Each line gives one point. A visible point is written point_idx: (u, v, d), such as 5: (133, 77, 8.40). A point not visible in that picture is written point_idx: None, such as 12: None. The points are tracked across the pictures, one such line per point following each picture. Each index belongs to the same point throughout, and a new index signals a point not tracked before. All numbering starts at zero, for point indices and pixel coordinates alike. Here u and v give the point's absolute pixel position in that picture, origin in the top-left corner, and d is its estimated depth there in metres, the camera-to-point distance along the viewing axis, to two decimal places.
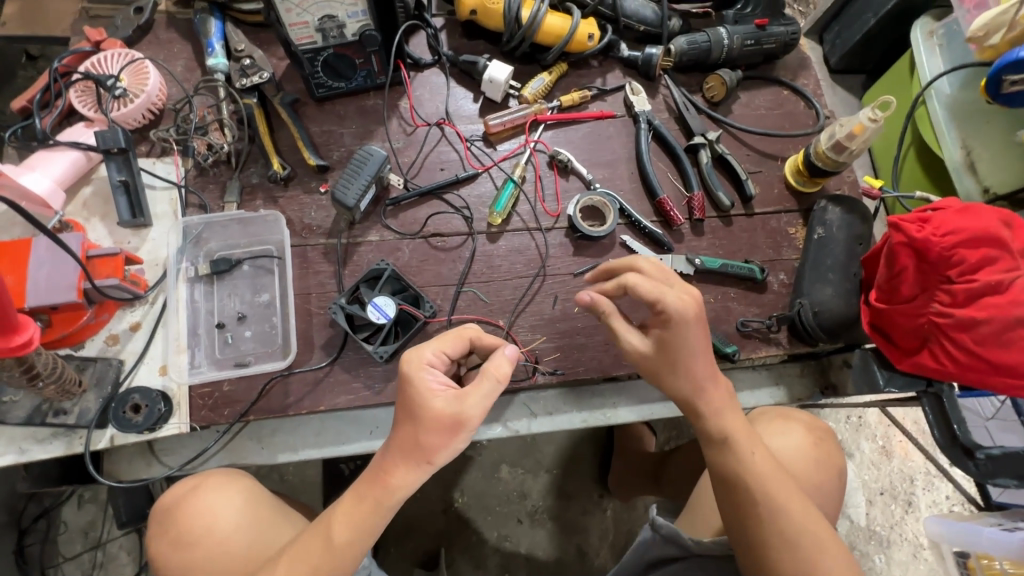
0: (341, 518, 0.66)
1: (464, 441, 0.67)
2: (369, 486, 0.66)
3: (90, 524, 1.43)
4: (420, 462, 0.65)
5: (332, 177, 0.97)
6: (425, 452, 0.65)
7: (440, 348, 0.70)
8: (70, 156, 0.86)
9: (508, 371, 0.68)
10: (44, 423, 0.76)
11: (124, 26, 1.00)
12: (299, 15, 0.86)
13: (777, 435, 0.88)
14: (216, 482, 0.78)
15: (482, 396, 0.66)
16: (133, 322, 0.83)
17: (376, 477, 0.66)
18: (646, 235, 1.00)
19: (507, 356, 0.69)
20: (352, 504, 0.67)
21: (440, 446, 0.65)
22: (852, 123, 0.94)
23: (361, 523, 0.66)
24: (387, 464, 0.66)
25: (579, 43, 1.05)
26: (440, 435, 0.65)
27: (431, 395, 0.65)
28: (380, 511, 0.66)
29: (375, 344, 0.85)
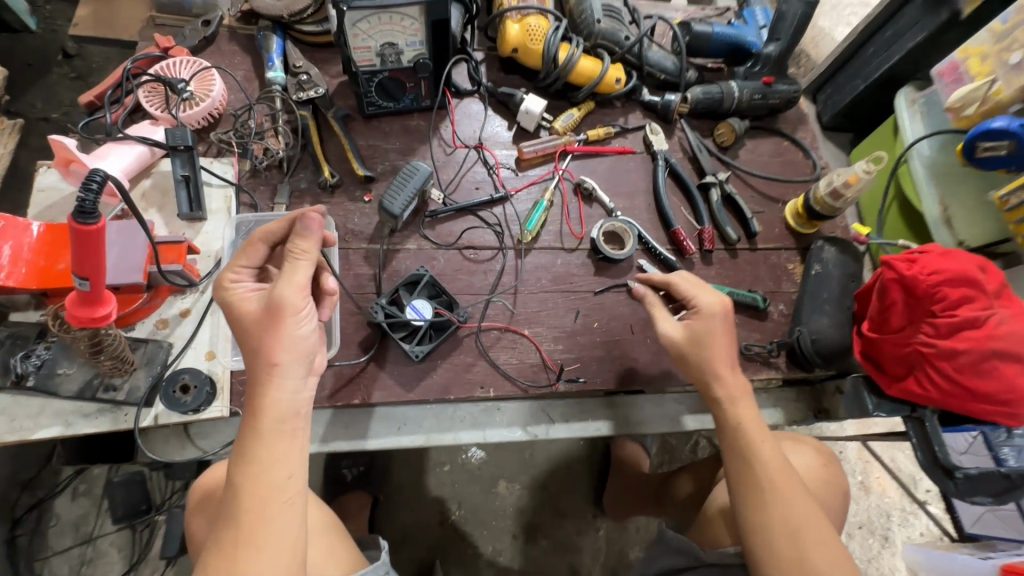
0: (238, 467, 0.64)
1: (299, 324, 0.68)
2: (259, 428, 0.65)
3: (83, 517, 1.42)
4: (270, 368, 0.66)
5: (376, 188, 1.04)
6: (265, 357, 0.66)
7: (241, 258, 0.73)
8: (136, 149, 0.92)
9: (312, 244, 0.69)
10: (93, 398, 0.79)
11: (191, 35, 1.08)
12: (364, 40, 0.95)
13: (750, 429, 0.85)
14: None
15: (295, 273, 0.68)
16: (183, 309, 0.88)
17: (252, 419, 0.66)
18: (660, 261, 1.09)
19: (309, 232, 0.68)
20: (242, 457, 0.64)
21: (273, 342, 0.66)
22: (848, 173, 1.04)
23: (267, 458, 0.65)
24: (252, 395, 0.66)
25: (608, 85, 1.16)
26: (268, 331, 0.66)
27: (243, 301, 0.70)
28: (278, 437, 0.66)
29: (411, 344, 0.92)
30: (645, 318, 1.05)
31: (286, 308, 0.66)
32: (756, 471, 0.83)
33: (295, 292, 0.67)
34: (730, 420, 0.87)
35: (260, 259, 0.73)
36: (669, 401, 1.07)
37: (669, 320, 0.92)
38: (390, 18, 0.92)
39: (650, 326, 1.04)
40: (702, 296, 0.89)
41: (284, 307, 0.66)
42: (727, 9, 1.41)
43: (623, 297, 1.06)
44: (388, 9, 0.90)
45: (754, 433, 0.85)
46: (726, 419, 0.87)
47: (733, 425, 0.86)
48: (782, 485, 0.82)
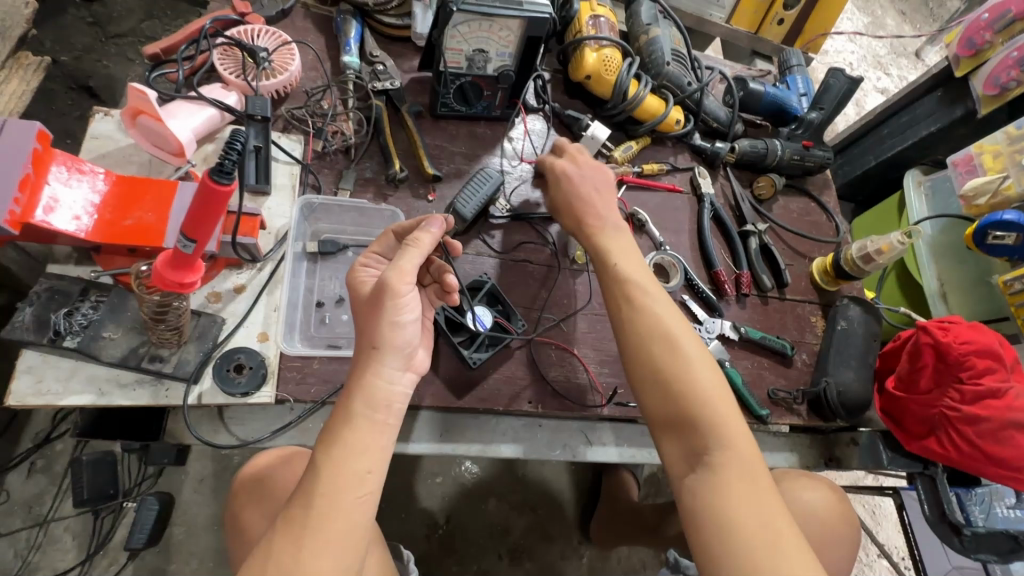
0: (324, 448, 0.62)
1: (401, 312, 0.66)
2: (356, 416, 0.63)
3: (38, 497, 1.28)
4: (369, 351, 0.66)
5: (441, 188, 1.02)
6: (367, 340, 0.66)
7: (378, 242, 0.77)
8: (207, 111, 0.88)
9: (427, 240, 0.69)
10: (137, 367, 0.73)
11: (269, 6, 1.05)
12: (459, 43, 0.95)
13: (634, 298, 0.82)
14: (308, 459, 0.82)
15: (407, 260, 0.67)
16: (238, 284, 0.83)
17: (345, 403, 0.64)
18: (701, 298, 1.14)
19: (430, 228, 0.70)
20: (333, 441, 0.62)
21: (374, 326, 0.66)
22: (882, 241, 1.13)
23: (358, 446, 0.62)
24: (355, 372, 0.66)
25: (668, 124, 1.22)
26: (371, 317, 0.67)
27: (361, 280, 0.72)
28: (367, 429, 0.63)
29: (470, 350, 0.91)
30: None
31: (388, 296, 0.65)
32: (642, 338, 0.79)
33: (403, 279, 0.66)
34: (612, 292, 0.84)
35: (388, 251, 0.76)
36: None
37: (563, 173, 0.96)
38: (490, 26, 0.94)
39: None
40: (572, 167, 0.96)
41: (388, 294, 0.65)
42: (768, 72, 1.51)
43: None
44: (492, 17, 0.92)
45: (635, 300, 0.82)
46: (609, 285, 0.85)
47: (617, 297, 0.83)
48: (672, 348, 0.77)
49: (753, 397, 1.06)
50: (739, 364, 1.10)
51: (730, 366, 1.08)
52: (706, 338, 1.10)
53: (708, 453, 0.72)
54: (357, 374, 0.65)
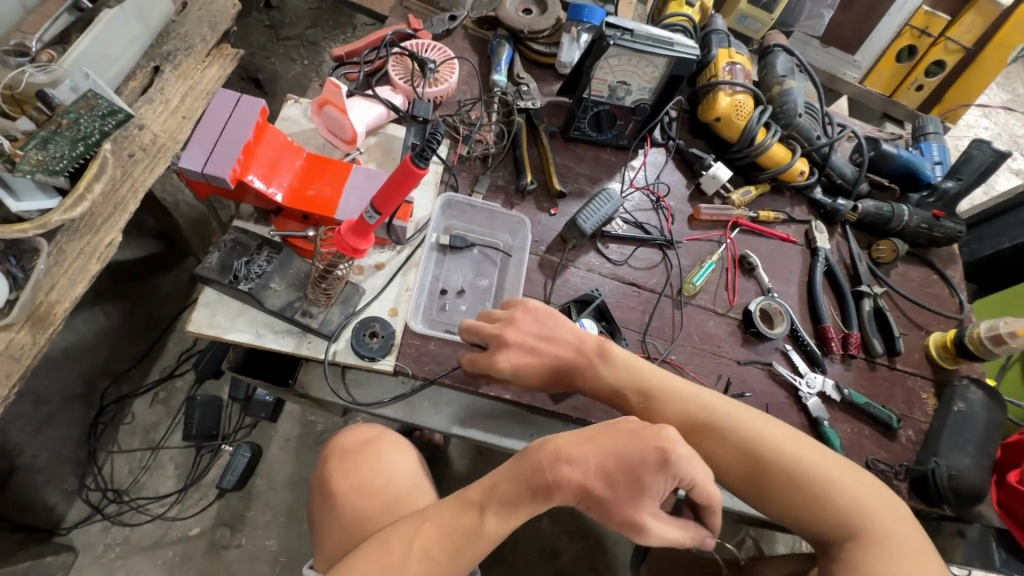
0: (495, 511, 0.68)
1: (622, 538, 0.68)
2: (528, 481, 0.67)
3: (155, 425, 1.45)
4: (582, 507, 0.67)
5: (564, 205, 1.09)
6: (600, 507, 0.66)
7: (692, 470, 0.66)
8: (378, 109, 0.99)
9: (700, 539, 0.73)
10: (290, 318, 0.83)
11: (437, 25, 1.18)
12: (606, 74, 1.02)
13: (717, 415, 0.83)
14: (391, 443, 0.90)
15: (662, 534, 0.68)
16: (379, 262, 0.93)
17: (549, 489, 0.66)
18: (805, 351, 1.11)
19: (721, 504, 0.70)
20: (511, 506, 0.68)
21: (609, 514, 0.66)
22: (1017, 324, 1.06)
23: (510, 507, 0.68)
24: (559, 484, 0.66)
25: (791, 175, 1.22)
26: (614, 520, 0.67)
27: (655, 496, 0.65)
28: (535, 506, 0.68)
29: None
30: (782, 403, 1.05)
31: (645, 539, 0.65)
32: (728, 448, 0.80)
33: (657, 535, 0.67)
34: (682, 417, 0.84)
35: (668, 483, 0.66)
36: None
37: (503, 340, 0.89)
38: (639, 62, 1.00)
39: (785, 411, 1.05)
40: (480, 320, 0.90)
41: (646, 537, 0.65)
42: (900, 136, 1.47)
43: (763, 376, 1.07)
44: (642, 54, 0.98)
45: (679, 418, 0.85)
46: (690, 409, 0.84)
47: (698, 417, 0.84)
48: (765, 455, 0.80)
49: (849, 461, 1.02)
50: (837, 426, 1.06)
51: (828, 426, 1.04)
52: (807, 393, 1.06)
53: (850, 538, 0.75)
54: (559, 447, 0.66)
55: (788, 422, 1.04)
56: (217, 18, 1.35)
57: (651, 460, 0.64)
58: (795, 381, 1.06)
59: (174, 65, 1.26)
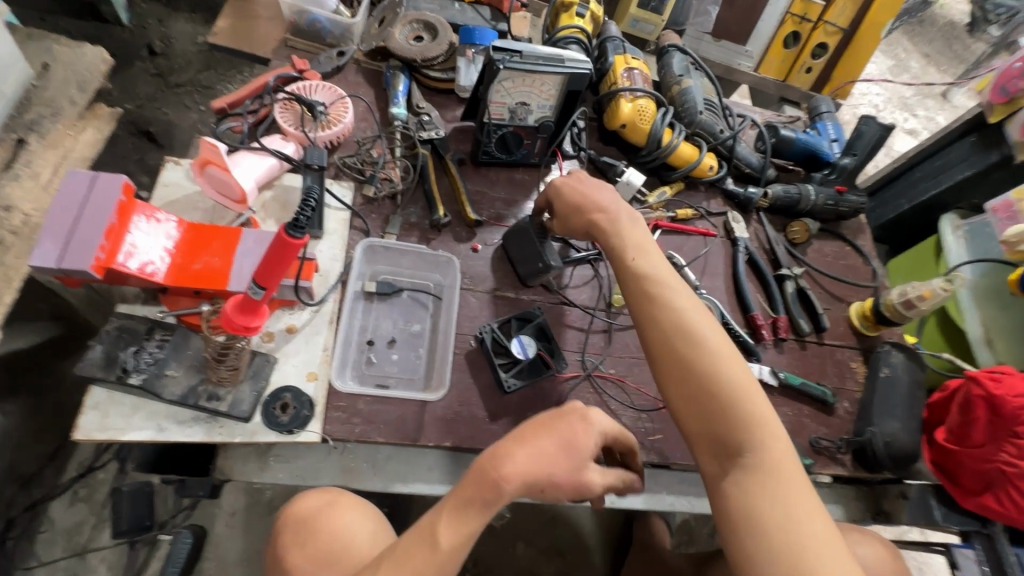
0: (449, 520, 0.67)
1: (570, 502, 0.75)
2: (479, 487, 0.68)
3: (78, 527, 1.30)
4: (534, 490, 0.70)
5: (482, 233, 1.06)
6: (544, 487, 0.71)
7: (607, 423, 0.78)
8: (268, 162, 0.93)
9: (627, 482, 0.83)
10: (194, 405, 0.76)
11: (325, 62, 1.13)
12: (503, 96, 1.01)
13: (694, 342, 0.76)
14: (350, 499, 0.78)
15: (603, 481, 0.78)
16: (290, 325, 0.87)
17: (491, 488, 0.68)
18: (738, 342, 1.13)
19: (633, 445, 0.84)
20: (457, 509, 0.68)
21: (557, 496, 0.72)
22: (924, 287, 1.10)
23: (466, 529, 0.67)
24: (506, 467, 0.68)
25: (701, 170, 1.24)
26: (566, 494, 0.72)
27: (586, 465, 0.74)
28: (485, 508, 0.68)
29: (507, 373, 0.92)
30: None
31: (590, 491, 0.73)
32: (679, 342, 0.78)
33: (600, 484, 0.77)
34: (688, 325, 0.78)
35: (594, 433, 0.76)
36: None
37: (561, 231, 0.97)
38: (533, 81, 0.99)
39: None
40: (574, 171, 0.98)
41: (593, 488, 0.74)
42: (798, 118, 1.54)
43: None
44: (535, 73, 0.97)
45: (704, 335, 0.77)
46: (658, 318, 0.79)
47: (677, 329, 0.78)
48: (773, 426, 0.73)
49: None
50: (778, 411, 1.09)
51: None
52: None
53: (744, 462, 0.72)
54: (497, 448, 0.70)
55: None
56: (85, 77, 1.25)
57: (579, 425, 0.75)
58: None
59: (40, 135, 1.15)
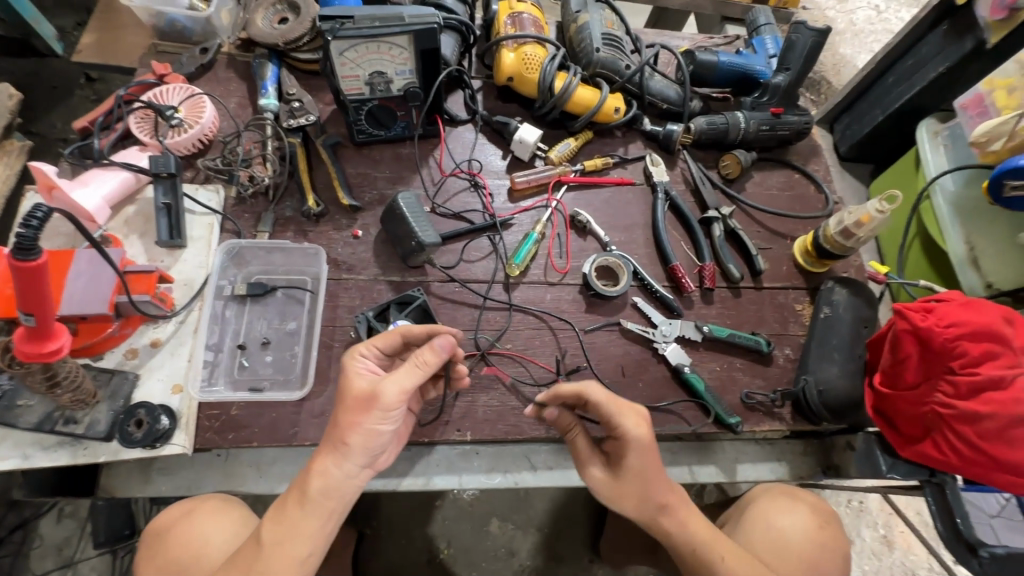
0: (269, 520, 0.65)
1: (381, 422, 0.64)
2: (296, 490, 0.65)
3: (66, 540, 1.39)
4: (336, 447, 0.64)
5: (363, 218, 1.01)
6: (339, 433, 0.64)
7: (368, 345, 0.72)
8: (120, 176, 0.91)
9: (436, 361, 0.66)
10: (52, 431, 0.77)
11: (189, 63, 1.08)
12: (352, 69, 0.93)
13: (717, 573, 0.74)
14: (212, 504, 0.78)
15: (400, 377, 0.65)
16: (153, 339, 0.85)
17: (301, 487, 0.64)
18: (657, 298, 1.03)
19: (434, 345, 0.67)
20: (279, 514, 0.65)
21: (353, 425, 0.64)
22: (860, 211, 0.98)
23: (290, 528, 0.64)
24: (311, 461, 0.65)
25: (607, 114, 1.13)
26: (356, 415, 0.64)
27: (354, 374, 0.67)
28: (305, 504, 0.63)
29: None
30: (639, 360, 0.98)
31: (382, 402, 0.64)
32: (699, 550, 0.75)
33: (396, 389, 0.64)
34: (707, 562, 0.74)
35: (365, 359, 0.71)
36: (661, 450, 0.99)
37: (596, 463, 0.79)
38: (378, 47, 0.91)
39: (643, 369, 0.98)
40: (627, 424, 0.72)
41: (380, 399, 0.64)
42: (737, 37, 1.37)
43: (615, 337, 1.00)
44: (375, 38, 0.89)
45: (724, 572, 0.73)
46: (681, 552, 0.75)
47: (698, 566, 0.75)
48: None
49: (719, 404, 0.95)
50: (705, 367, 0.99)
51: (691, 371, 0.97)
52: (662, 343, 0.99)
53: None
54: (310, 464, 0.65)
55: (650, 379, 0.97)
56: None
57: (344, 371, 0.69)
58: (647, 333, 0.99)
59: None
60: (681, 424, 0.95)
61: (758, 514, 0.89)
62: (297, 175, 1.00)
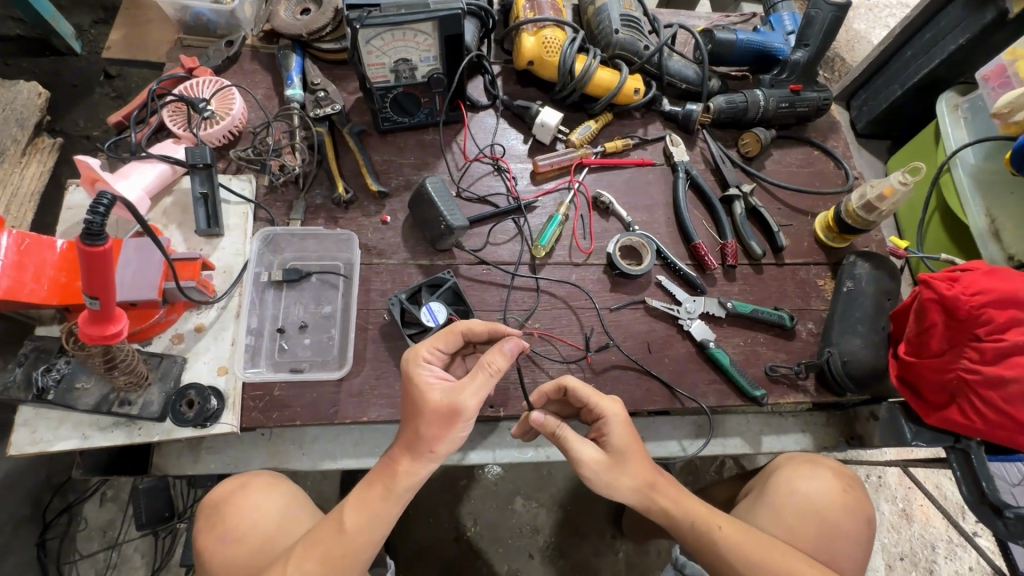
0: (352, 505, 0.69)
1: (463, 431, 0.68)
2: (381, 476, 0.70)
3: (109, 522, 1.45)
4: (424, 455, 0.68)
5: (390, 203, 1.04)
6: (427, 445, 0.68)
7: (427, 346, 0.73)
8: (158, 168, 0.94)
9: (505, 364, 0.69)
10: (109, 412, 0.80)
11: (215, 56, 1.11)
12: (379, 57, 0.95)
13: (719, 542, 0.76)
14: (265, 479, 0.82)
15: (476, 388, 0.68)
16: (198, 324, 0.89)
17: (387, 476, 0.69)
18: (680, 277, 1.04)
19: (503, 351, 0.69)
20: (363, 498, 0.69)
21: (440, 437, 0.68)
22: (883, 184, 0.99)
23: (373, 511, 0.69)
24: (394, 455, 0.70)
25: (626, 96, 1.14)
26: (438, 426, 0.67)
27: (426, 385, 0.69)
28: (390, 498, 0.68)
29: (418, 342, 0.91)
30: (663, 337, 1.01)
31: (465, 414, 0.67)
32: (699, 527, 0.77)
33: (475, 397, 0.68)
34: (708, 535, 0.76)
35: (430, 362, 0.72)
36: (686, 423, 1.02)
37: (589, 444, 0.77)
38: (404, 34, 0.93)
39: (668, 345, 1.00)
40: (606, 405, 0.78)
41: (463, 408, 0.67)
42: (753, 15, 1.37)
43: (640, 315, 1.02)
44: (402, 26, 0.90)
45: (723, 543, 0.76)
46: (682, 528, 0.77)
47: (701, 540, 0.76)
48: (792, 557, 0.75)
49: (744, 377, 0.97)
50: (728, 342, 1.01)
51: (716, 346, 0.99)
52: (687, 320, 1.01)
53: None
54: (394, 460, 0.69)
55: (675, 355, 1.00)
56: (22, 113, 1.29)
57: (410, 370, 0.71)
58: (672, 310, 1.01)
59: None
60: (707, 397, 0.97)
61: (781, 479, 0.91)
62: (326, 163, 1.02)
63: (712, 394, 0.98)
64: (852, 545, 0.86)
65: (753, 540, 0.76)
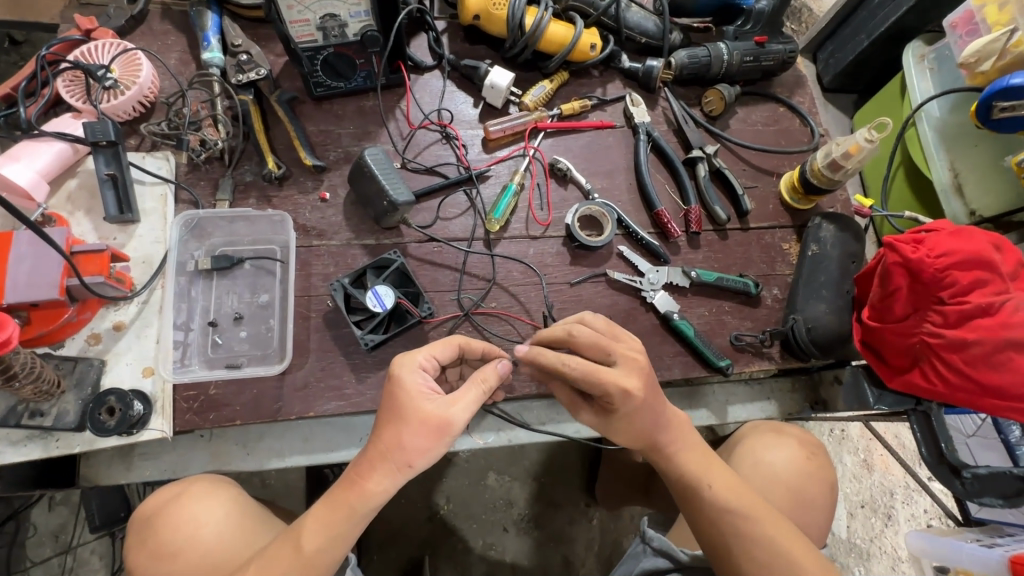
0: (309, 527, 0.64)
1: (446, 447, 0.65)
2: (343, 492, 0.64)
3: (61, 527, 1.36)
4: (401, 468, 0.63)
5: (329, 177, 0.95)
6: (405, 457, 0.63)
7: (422, 356, 0.68)
8: (55, 147, 0.83)
9: (497, 380, 0.68)
10: (18, 425, 0.73)
11: (116, 15, 0.97)
12: (301, 13, 0.84)
13: (706, 498, 0.72)
14: (205, 488, 0.76)
15: (469, 403, 0.65)
16: (116, 322, 0.81)
17: (352, 485, 0.64)
18: (642, 246, 1.00)
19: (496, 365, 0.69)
20: (322, 515, 0.64)
21: (421, 450, 0.63)
22: (849, 142, 0.95)
23: (334, 531, 0.64)
24: (362, 469, 0.64)
25: (582, 52, 1.05)
26: (425, 438, 0.63)
27: (418, 397, 0.64)
28: (353, 518, 0.63)
29: (364, 330, 0.85)
30: (626, 310, 0.96)
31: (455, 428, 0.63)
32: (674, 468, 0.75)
33: (468, 412, 0.65)
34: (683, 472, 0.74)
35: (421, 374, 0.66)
36: None
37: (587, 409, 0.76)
38: None
39: (631, 318, 0.96)
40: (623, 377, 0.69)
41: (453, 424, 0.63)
42: None
43: (602, 288, 0.97)
44: None
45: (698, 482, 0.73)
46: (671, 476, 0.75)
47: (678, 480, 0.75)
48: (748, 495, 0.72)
49: (709, 348, 0.94)
50: (693, 313, 0.98)
51: (680, 318, 0.96)
52: (650, 291, 0.97)
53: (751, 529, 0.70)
54: (357, 470, 0.64)
55: (639, 329, 0.96)
56: None
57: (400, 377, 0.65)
58: (634, 282, 0.97)
59: None
60: (672, 370, 0.94)
61: (747, 449, 0.91)
62: (253, 135, 0.92)
63: (677, 366, 0.95)
64: (818, 511, 0.86)
65: (722, 474, 0.74)
